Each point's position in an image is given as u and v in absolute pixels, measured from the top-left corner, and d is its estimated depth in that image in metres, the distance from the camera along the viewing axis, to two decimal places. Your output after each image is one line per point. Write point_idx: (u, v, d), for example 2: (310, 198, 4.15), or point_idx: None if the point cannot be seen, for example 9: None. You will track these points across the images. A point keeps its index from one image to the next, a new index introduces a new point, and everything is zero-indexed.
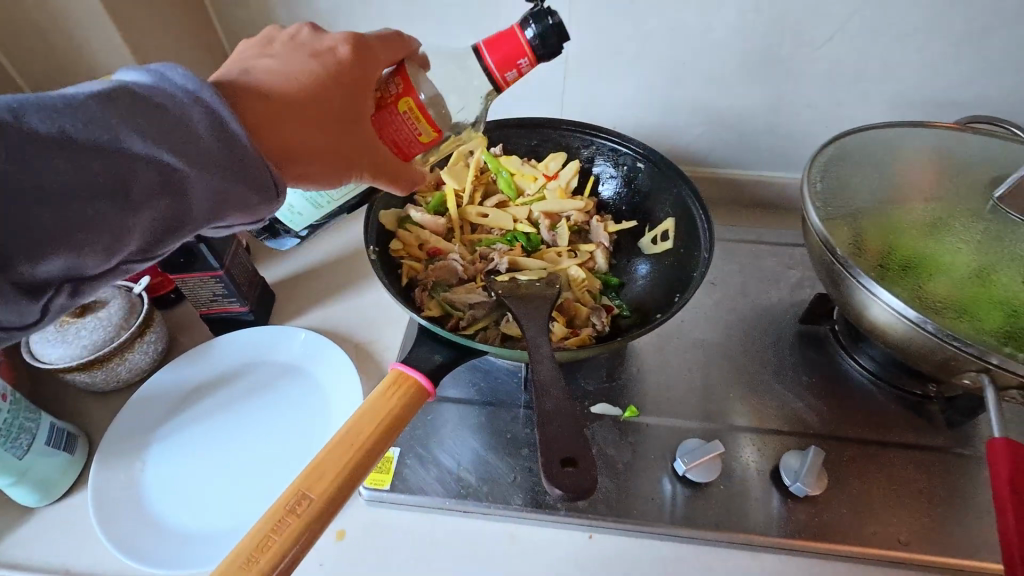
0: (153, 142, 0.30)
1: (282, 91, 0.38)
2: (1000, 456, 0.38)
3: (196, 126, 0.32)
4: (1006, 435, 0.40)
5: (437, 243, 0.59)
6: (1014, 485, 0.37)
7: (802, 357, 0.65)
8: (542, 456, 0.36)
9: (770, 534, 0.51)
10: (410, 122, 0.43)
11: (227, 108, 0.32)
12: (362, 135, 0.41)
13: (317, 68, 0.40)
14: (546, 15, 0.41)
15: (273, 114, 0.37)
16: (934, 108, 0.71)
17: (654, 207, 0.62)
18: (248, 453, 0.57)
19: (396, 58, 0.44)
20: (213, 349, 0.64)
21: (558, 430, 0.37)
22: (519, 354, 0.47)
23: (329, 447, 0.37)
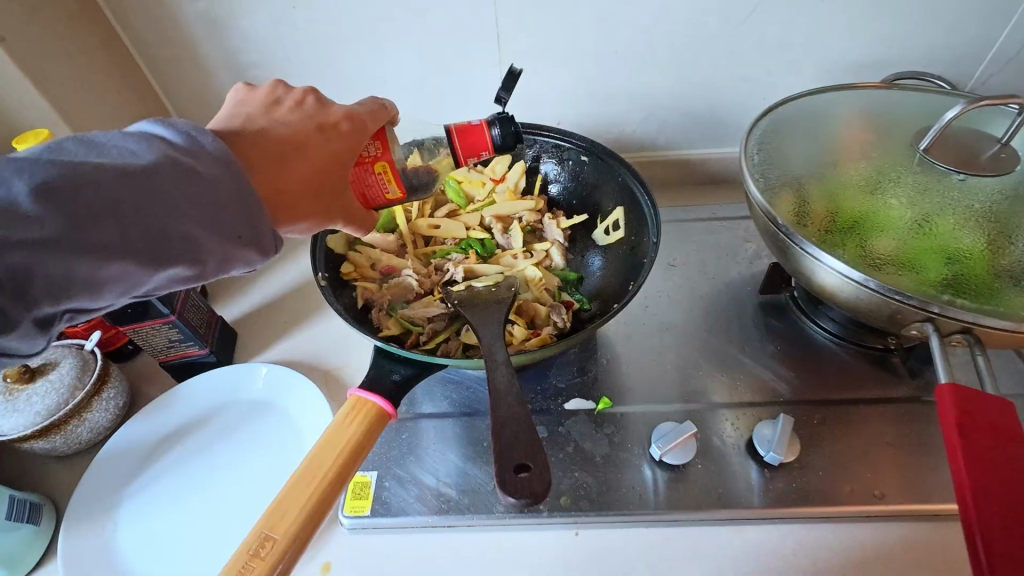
0: (151, 201, 0.32)
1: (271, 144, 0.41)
2: (947, 401, 0.40)
3: (190, 181, 0.33)
4: (953, 379, 0.42)
5: (389, 261, 0.59)
6: (961, 428, 0.39)
7: (766, 326, 0.66)
8: (497, 465, 0.36)
9: (753, 506, 0.51)
10: (382, 182, 0.48)
11: (213, 162, 0.34)
12: (336, 187, 0.44)
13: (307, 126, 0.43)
14: (508, 123, 0.54)
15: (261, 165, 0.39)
16: (864, 69, 0.72)
17: (602, 198, 0.63)
18: (222, 498, 0.56)
19: (379, 125, 0.48)
20: (175, 397, 0.63)
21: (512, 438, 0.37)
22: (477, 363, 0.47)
23: (291, 484, 0.37)
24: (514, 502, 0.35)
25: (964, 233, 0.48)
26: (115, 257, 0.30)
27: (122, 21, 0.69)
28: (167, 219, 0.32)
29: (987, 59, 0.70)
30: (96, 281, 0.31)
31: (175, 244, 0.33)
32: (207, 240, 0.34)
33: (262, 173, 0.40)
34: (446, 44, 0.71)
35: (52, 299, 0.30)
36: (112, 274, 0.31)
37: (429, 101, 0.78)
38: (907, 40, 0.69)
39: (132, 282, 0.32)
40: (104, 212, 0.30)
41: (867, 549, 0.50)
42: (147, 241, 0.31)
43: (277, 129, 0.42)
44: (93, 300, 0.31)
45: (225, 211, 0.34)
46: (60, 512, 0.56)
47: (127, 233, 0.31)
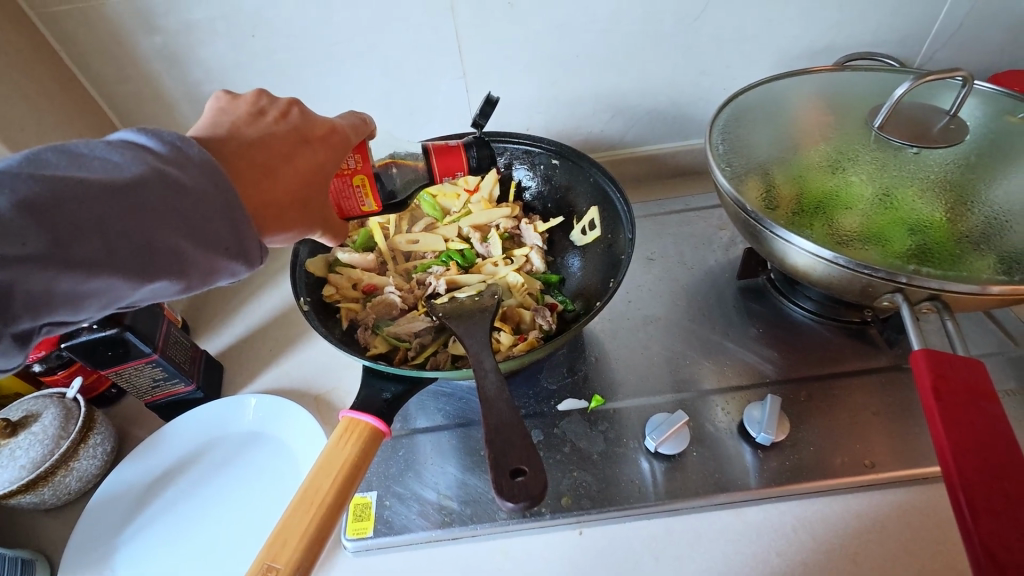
0: (133, 216, 0.31)
1: (262, 156, 0.41)
2: (921, 365, 0.42)
3: (171, 197, 0.33)
4: (925, 345, 0.43)
5: (370, 279, 0.59)
6: (936, 390, 0.40)
7: (748, 310, 0.68)
8: (491, 471, 0.37)
9: (749, 486, 0.52)
10: (360, 195, 0.51)
11: (191, 176, 0.34)
12: (322, 197, 0.45)
13: (292, 140, 0.43)
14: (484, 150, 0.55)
15: (253, 177, 0.40)
16: (818, 53, 0.75)
17: (576, 199, 0.64)
18: (218, 534, 0.55)
19: (360, 137, 0.49)
20: (161, 439, 0.61)
21: (506, 444, 0.38)
22: (465, 373, 0.47)
23: (289, 512, 0.37)
24: (512, 507, 0.35)
25: (923, 203, 0.50)
26: (100, 271, 0.30)
27: (79, 62, 0.68)
28: (155, 233, 0.32)
29: (932, 36, 0.73)
30: (79, 295, 0.30)
31: (162, 257, 0.33)
32: (197, 253, 0.34)
33: (251, 181, 0.40)
34: (409, 61, 0.71)
35: (30, 315, 0.29)
36: (96, 288, 0.31)
37: (397, 118, 0.78)
38: (854, 23, 0.71)
39: (116, 295, 0.32)
40: (91, 228, 0.30)
41: (863, 519, 0.51)
42: (133, 254, 0.31)
43: (264, 139, 0.42)
44: (73, 314, 0.31)
45: (212, 224, 0.34)
46: (55, 565, 0.55)
47: (113, 246, 0.31)
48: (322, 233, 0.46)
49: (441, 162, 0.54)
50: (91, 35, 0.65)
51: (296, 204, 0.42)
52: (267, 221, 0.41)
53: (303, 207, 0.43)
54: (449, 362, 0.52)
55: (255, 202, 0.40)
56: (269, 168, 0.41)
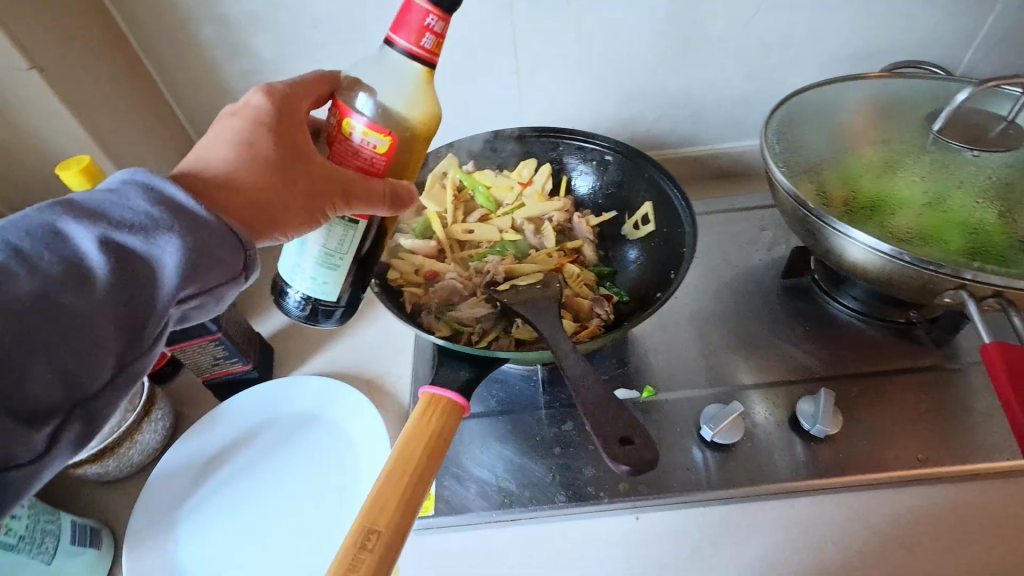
0: (50, 262, 0.31)
1: (225, 159, 0.40)
2: (996, 359, 0.43)
3: (52, 240, 0.32)
4: (996, 338, 0.44)
5: (432, 265, 0.60)
6: (1014, 382, 0.41)
7: (792, 308, 0.69)
8: (600, 439, 0.38)
9: (803, 477, 0.53)
10: (360, 139, 0.42)
11: (60, 211, 0.33)
12: (312, 170, 0.42)
13: (247, 127, 0.42)
14: None
15: (225, 185, 0.40)
16: (863, 59, 0.76)
17: (629, 195, 0.65)
18: (278, 510, 0.57)
19: (318, 96, 0.45)
20: (218, 416, 0.63)
21: (606, 416, 0.39)
22: (542, 355, 0.49)
23: (382, 480, 0.37)
24: (624, 471, 0.36)
25: (977, 205, 0.52)
26: (68, 315, 0.31)
27: (145, 47, 0.70)
28: (114, 255, 0.32)
29: (974, 47, 0.74)
30: (68, 341, 0.31)
31: (122, 285, 0.33)
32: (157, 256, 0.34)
33: (224, 193, 0.40)
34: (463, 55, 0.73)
35: (23, 376, 0.29)
36: (75, 330, 0.31)
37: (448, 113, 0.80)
38: (900, 30, 0.73)
39: (100, 332, 0.32)
40: (38, 276, 0.31)
41: (916, 511, 0.52)
42: (78, 293, 0.31)
43: (223, 141, 0.41)
44: (75, 372, 0.31)
45: (158, 227, 0.34)
46: (119, 535, 0.56)
47: (54, 291, 0.31)
48: (342, 202, 0.42)
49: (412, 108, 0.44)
50: (161, 20, 0.67)
51: (279, 189, 0.41)
52: (255, 221, 0.40)
53: (286, 188, 0.41)
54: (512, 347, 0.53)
55: (237, 212, 0.40)
56: (230, 162, 0.40)
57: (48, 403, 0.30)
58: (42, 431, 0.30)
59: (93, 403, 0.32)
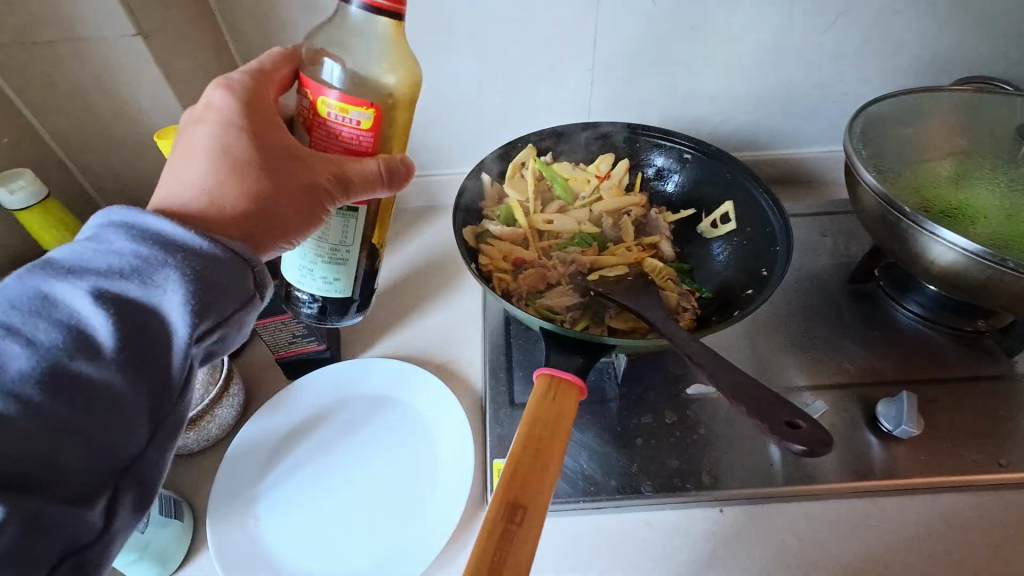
0: (58, 330, 0.30)
1: (209, 170, 0.38)
2: None
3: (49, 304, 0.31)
4: None
5: (518, 253, 0.61)
6: None
7: (859, 312, 0.70)
8: (766, 423, 0.38)
9: (885, 477, 0.54)
10: (341, 117, 0.40)
11: (52, 270, 0.32)
12: (300, 160, 0.40)
13: (218, 131, 0.40)
14: None
15: (212, 198, 0.38)
16: (932, 72, 0.77)
17: (707, 193, 0.66)
18: (359, 490, 0.57)
19: (276, 87, 0.44)
20: (292, 394, 0.63)
21: (764, 399, 0.39)
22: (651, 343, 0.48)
23: (517, 458, 0.37)
24: (804, 450, 0.36)
25: None
26: (87, 392, 0.30)
27: None
28: (119, 312, 0.31)
29: None
30: (97, 415, 0.30)
31: (133, 340, 0.31)
32: (162, 297, 0.32)
33: (213, 211, 0.37)
34: (543, 47, 0.73)
35: (70, 459, 0.29)
36: (103, 404, 0.30)
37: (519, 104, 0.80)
38: (972, 46, 0.74)
39: (122, 396, 0.31)
40: (41, 355, 0.30)
41: (995, 515, 0.53)
42: (90, 363, 0.30)
43: (203, 152, 0.39)
44: (117, 446, 0.31)
45: (148, 266, 0.32)
46: (198, 509, 0.56)
47: (65, 370, 0.30)
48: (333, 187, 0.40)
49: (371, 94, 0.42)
50: None
51: (276, 191, 0.39)
52: (256, 232, 0.39)
53: (277, 185, 0.39)
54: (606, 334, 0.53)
55: (232, 227, 0.38)
56: (219, 176, 0.38)
57: (91, 479, 0.30)
58: (100, 505, 0.30)
59: (143, 465, 0.32)
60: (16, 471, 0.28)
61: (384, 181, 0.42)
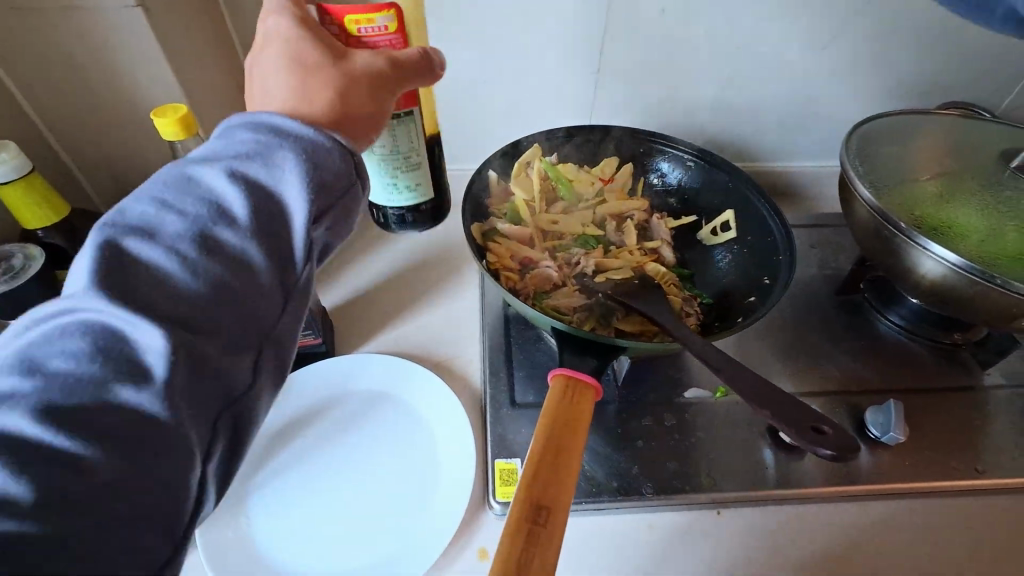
0: (203, 228, 0.34)
1: (294, 70, 0.42)
2: None
3: (194, 204, 0.34)
4: None
5: (524, 252, 0.61)
6: None
7: (846, 322, 0.72)
8: (793, 432, 0.39)
9: (871, 482, 0.56)
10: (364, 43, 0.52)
11: (193, 173, 0.35)
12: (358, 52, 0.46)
13: (292, 44, 0.44)
14: None
15: (303, 98, 0.41)
16: (918, 96, 0.81)
17: (708, 201, 0.67)
18: (355, 489, 0.55)
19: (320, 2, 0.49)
20: (285, 389, 0.61)
21: (785, 408, 0.40)
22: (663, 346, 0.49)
23: (537, 459, 0.37)
24: (829, 455, 0.38)
25: None
26: (226, 287, 0.33)
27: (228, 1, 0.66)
28: (251, 212, 0.35)
29: (1015, 95, 0.80)
30: (222, 340, 0.33)
31: (262, 229, 0.35)
32: (284, 190, 0.36)
33: (304, 105, 0.41)
34: (551, 48, 0.73)
35: (200, 378, 0.32)
36: (232, 318, 0.33)
37: (522, 104, 0.79)
38: (955, 73, 0.78)
39: (256, 284, 0.34)
40: (189, 247, 0.33)
41: (973, 518, 0.56)
42: (228, 256, 0.34)
43: (285, 47, 0.43)
44: (240, 354, 0.34)
45: (254, 190, 0.35)
46: None
47: (209, 265, 0.33)
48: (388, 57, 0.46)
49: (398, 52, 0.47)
50: None
51: (350, 82, 0.43)
52: (346, 122, 0.42)
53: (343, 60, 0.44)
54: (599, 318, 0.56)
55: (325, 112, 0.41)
56: (299, 84, 0.42)
57: (209, 404, 0.32)
58: (209, 447, 0.32)
59: (249, 398, 0.34)
60: (153, 396, 0.30)
61: (426, 61, 0.48)
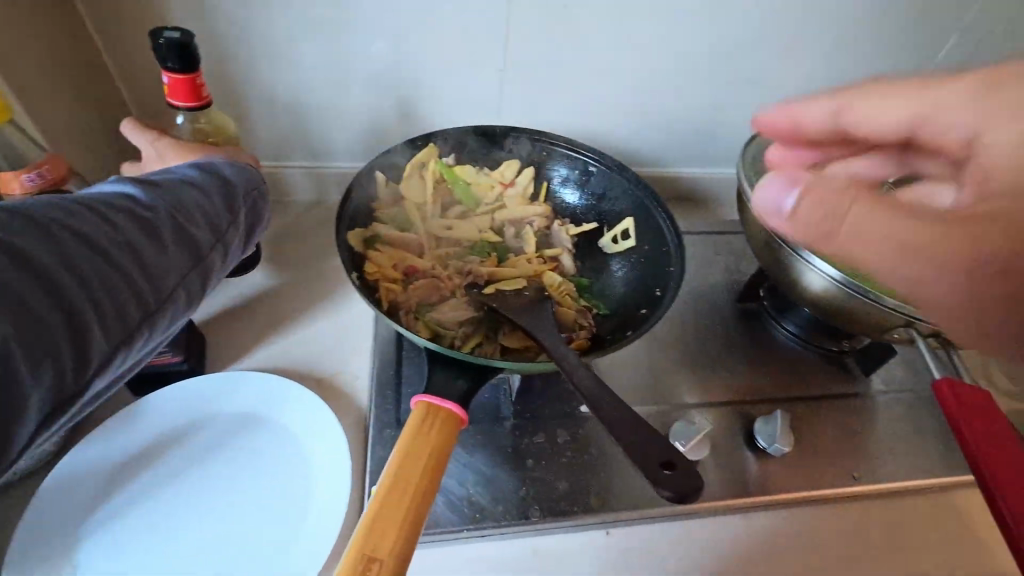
0: (197, 188, 0.46)
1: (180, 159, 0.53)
2: (942, 392, 0.46)
3: (191, 177, 0.46)
4: (947, 373, 0.47)
5: (410, 260, 0.57)
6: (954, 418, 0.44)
7: (744, 331, 0.73)
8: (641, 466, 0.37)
9: (757, 494, 0.57)
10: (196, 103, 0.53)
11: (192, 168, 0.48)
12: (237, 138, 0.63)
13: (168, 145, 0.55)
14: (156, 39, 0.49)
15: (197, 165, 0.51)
16: (817, 109, 0.82)
17: (609, 208, 0.65)
18: (209, 526, 0.49)
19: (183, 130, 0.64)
20: (136, 414, 0.54)
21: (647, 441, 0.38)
22: (541, 365, 0.46)
23: (378, 504, 0.34)
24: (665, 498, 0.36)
25: None
26: (185, 231, 0.42)
27: None
28: (226, 195, 0.47)
29: None
30: (171, 255, 0.41)
31: (233, 208, 0.48)
32: (241, 190, 0.49)
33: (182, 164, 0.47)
34: (451, 43, 0.68)
35: (162, 278, 0.40)
36: (174, 251, 0.41)
37: (424, 102, 0.74)
38: (850, 87, 0.80)
39: (196, 245, 0.43)
40: (172, 199, 0.43)
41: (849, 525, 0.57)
42: (211, 213, 0.45)
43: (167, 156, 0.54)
44: (185, 278, 0.42)
45: (218, 182, 0.48)
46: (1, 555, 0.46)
47: (192, 212, 0.43)
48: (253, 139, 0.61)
49: (180, 98, 0.52)
50: None
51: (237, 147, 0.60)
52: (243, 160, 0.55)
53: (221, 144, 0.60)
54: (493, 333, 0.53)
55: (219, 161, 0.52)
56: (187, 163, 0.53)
57: (155, 292, 0.39)
58: (122, 333, 0.37)
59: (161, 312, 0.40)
60: (100, 271, 0.35)
61: None
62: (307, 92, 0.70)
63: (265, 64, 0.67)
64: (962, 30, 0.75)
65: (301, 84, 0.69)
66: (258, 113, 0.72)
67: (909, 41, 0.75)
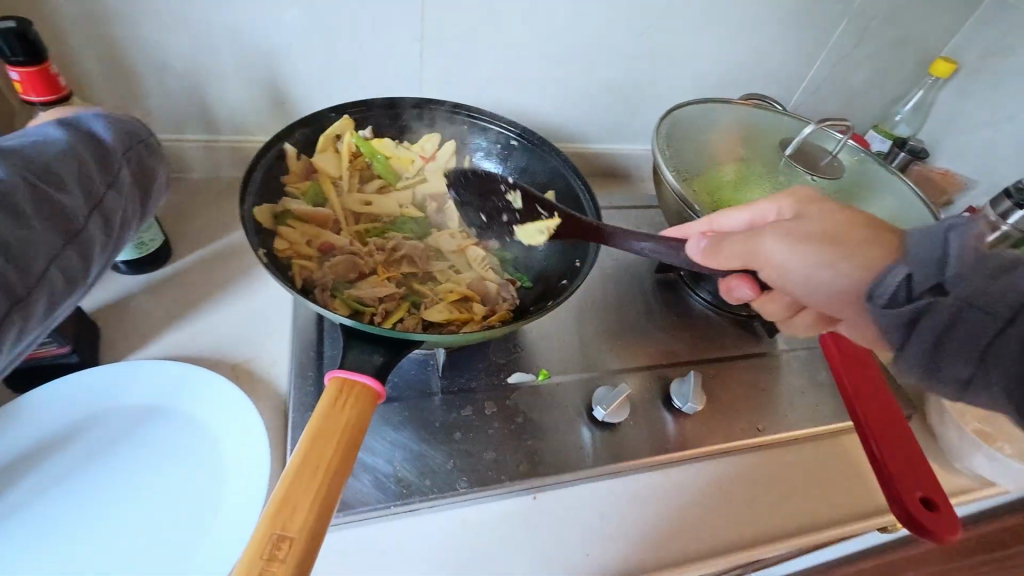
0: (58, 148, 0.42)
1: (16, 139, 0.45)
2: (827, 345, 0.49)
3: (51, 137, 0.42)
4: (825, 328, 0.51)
5: (326, 237, 0.55)
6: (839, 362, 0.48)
7: (662, 300, 0.77)
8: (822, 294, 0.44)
9: (673, 449, 0.60)
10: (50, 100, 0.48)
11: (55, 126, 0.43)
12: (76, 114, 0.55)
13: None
14: None
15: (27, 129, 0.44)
16: (726, 87, 0.87)
17: (532, 183, 0.65)
18: (110, 527, 0.46)
19: None
20: (18, 414, 0.49)
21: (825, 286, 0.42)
22: (462, 338, 0.46)
23: (287, 482, 0.33)
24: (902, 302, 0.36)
25: None
26: (58, 207, 0.40)
27: None
28: (99, 154, 0.44)
29: (801, 90, 0.89)
30: (43, 231, 0.39)
31: (109, 173, 0.45)
32: (111, 149, 0.46)
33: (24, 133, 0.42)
34: (361, 9, 0.65)
35: (41, 258, 0.38)
36: (47, 227, 0.39)
37: (335, 72, 0.70)
38: (755, 66, 0.84)
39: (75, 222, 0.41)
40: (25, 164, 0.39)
41: (756, 472, 0.62)
42: (83, 180, 0.42)
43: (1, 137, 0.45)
44: (71, 255, 0.40)
45: (88, 143, 0.44)
46: None
47: (60, 180, 0.40)
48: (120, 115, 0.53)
49: (36, 92, 0.47)
50: None
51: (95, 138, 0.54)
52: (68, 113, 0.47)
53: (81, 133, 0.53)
54: (474, 294, 0.56)
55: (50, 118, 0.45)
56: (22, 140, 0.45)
57: (31, 277, 0.38)
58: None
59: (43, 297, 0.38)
60: None
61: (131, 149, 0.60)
62: (203, 57, 0.65)
63: (151, 26, 0.61)
64: (851, 14, 0.80)
65: (195, 49, 0.64)
66: (148, 79, 0.65)
67: (804, 25, 0.80)
